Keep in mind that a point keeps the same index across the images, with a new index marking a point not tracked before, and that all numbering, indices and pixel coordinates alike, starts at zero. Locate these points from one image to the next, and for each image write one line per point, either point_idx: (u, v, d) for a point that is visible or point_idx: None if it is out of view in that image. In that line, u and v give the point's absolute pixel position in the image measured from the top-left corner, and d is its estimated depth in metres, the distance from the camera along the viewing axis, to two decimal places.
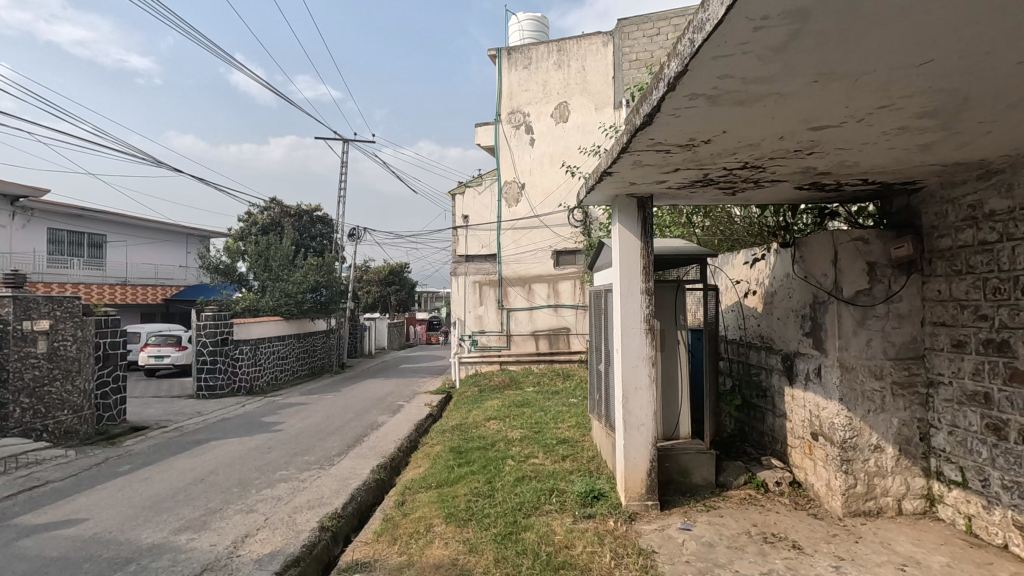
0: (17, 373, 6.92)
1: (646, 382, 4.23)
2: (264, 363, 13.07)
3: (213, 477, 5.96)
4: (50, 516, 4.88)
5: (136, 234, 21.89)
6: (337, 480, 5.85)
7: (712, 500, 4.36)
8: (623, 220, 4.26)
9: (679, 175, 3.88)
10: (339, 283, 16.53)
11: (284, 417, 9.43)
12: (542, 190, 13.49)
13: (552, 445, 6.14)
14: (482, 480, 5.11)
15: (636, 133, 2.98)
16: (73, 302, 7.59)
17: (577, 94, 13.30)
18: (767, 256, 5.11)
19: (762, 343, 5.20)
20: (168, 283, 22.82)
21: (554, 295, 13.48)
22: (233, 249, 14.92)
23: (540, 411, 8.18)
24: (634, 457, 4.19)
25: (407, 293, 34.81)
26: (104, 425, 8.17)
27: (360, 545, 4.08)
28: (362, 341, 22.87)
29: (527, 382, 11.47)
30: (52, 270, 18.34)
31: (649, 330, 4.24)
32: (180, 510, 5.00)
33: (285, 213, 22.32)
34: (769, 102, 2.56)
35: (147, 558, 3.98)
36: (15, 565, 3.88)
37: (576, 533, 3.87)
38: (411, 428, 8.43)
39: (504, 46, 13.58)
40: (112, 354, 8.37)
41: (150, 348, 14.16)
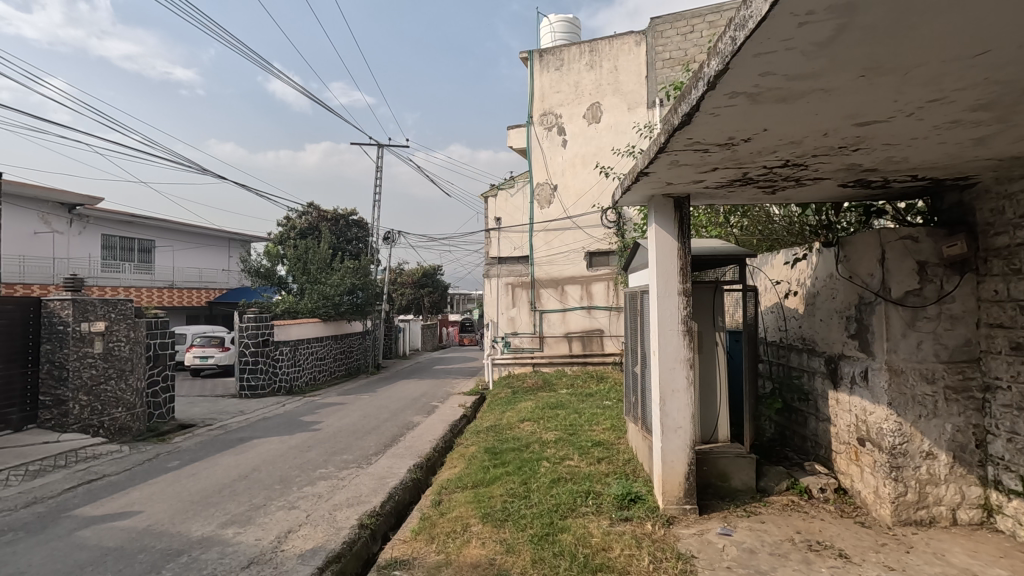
0: (76, 371, 7.32)
1: (683, 385, 4.17)
2: (303, 364, 13.46)
3: (256, 474, 6.16)
4: (106, 508, 5.12)
5: (181, 239, 22.76)
6: (375, 480, 5.95)
7: (753, 506, 4.27)
8: (659, 221, 4.22)
9: (717, 175, 3.82)
10: (374, 285, 16.84)
11: (322, 416, 9.63)
12: (574, 191, 13.46)
13: (587, 448, 6.12)
14: (518, 481, 5.13)
15: (674, 133, 2.96)
16: (126, 305, 7.96)
17: (609, 94, 13.21)
18: (808, 256, 4.98)
19: (803, 345, 5.06)
20: (211, 286, 23.72)
21: (587, 296, 13.41)
22: (273, 252, 15.33)
23: (574, 413, 8.17)
24: (672, 459, 4.14)
25: (439, 296, 35.19)
26: (154, 422, 8.54)
27: (397, 544, 4.14)
28: (396, 343, 23.28)
29: (560, 384, 11.44)
30: (105, 274, 19.28)
31: (686, 332, 4.17)
32: (226, 505, 5.18)
33: (321, 218, 22.91)
34: (812, 99, 2.51)
35: (197, 550, 4.15)
36: (77, 553, 4.10)
37: (613, 535, 3.85)
38: (446, 429, 8.53)
39: (535, 48, 13.59)
40: (161, 355, 8.75)
41: (196, 348, 14.73)
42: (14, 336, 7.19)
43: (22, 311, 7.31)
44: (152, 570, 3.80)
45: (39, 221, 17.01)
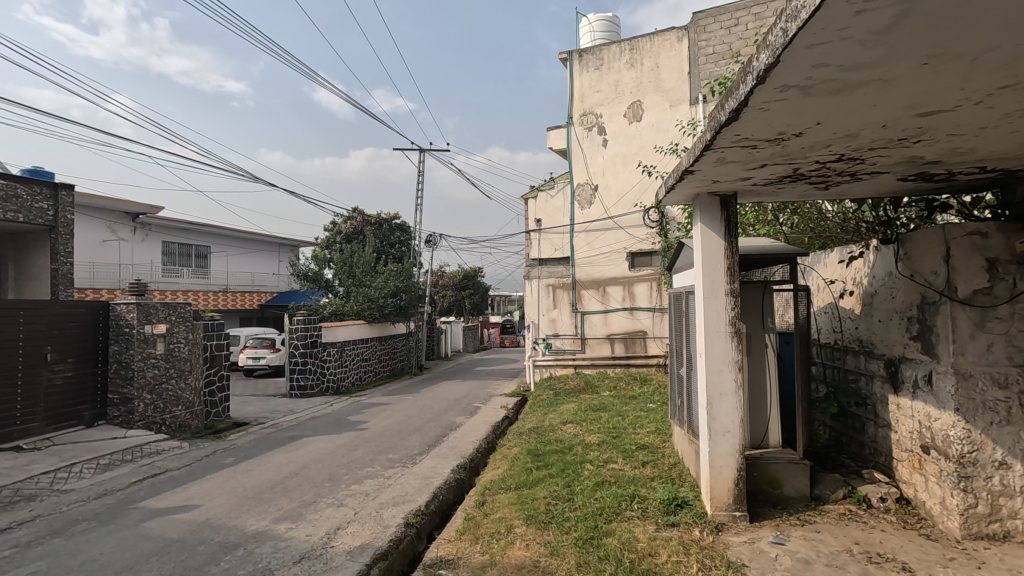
0: (141, 371, 7.72)
1: (731, 388, 4.05)
2: (349, 364, 13.82)
3: (306, 471, 6.36)
4: (169, 501, 5.40)
5: (235, 245, 23.76)
6: (420, 479, 6.06)
7: (808, 514, 4.11)
8: (705, 220, 4.12)
9: (766, 171, 3.70)
10: (416, 287, 17.12)
11: (368, 416, 9.85)
12: (615, 191, 13.31)
13: (632, 451, 6.03)
14: (561, 483, 5.11)
15: (721, 129, 2.88)
16: (184, 308, 8.37)
17: (650, 92, 13.02)
18: (864, 254, 4.76)
19: (860, 347, 4.84)
20: (262, 290, 24.66)
21: (629, 297, 13.23)
22: (320, 256, 15.79)
23: (617, 416, 8.07)
24: (720, 464, 4.03)
25: (480, 298, 35.44)
26: (211, 420, 8.93)
27: (442, 543, 4.19)
28: (439, 344, 23.60)
29: (603, 386, 11.32)
30: (166, 279, 20.32)
31: (734, 334, 4.06)
32: (279, 501, 5.37)
33: (366, 222, 23.49)
34: (869, 90, 2.40)
35: (253, 544, 4.32)
36: (143, 544, 4.34)
37: (660, 541, 3.77)
38: (488, 430, 8.59)
39: (574, 48, 13.53)
40: (217, 355, 9.14)
41: (249, 350, 15.34)
42: (85, 338, 7.64)
43: (92, 314, 7.77)
44: (212, 562, 3.99)
45: (106, 229, 18.12)
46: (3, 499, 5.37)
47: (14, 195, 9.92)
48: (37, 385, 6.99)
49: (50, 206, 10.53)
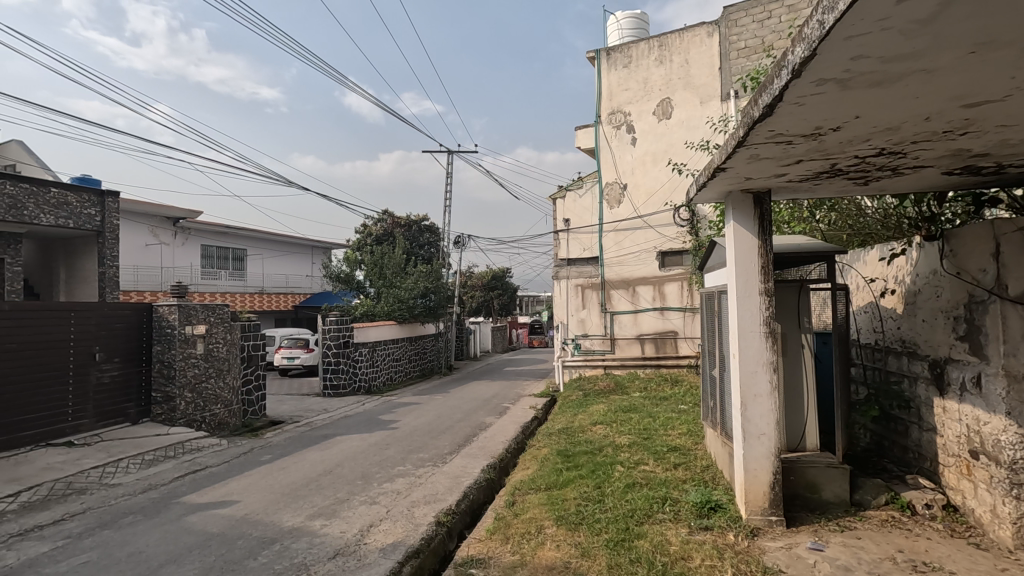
0: (182, 370, 8.01)
1: (766, 390, 3.96)
2: (380, 364, 14.05)
3: (339, 469, 6.49)
4: (209, 497, 5.58)
5: (270, 248, 24.40)
6: (450, 478, 6.12)
7: (848, 520, 3.98)
8: (738, 219, 4.04)
9: (802, 167, 3.61)
10: (445, 288, 17.27)
11: (399, 416, 9.98)
12: (644, 190, 13.16)
13: (663, 452, 5.96)
14: (592, 484, 5.08)
15: (754, 125, 2.82)
16: (222, 309, 8.64)
17: (680, 89, 12.83)
18: (907, 251, 4.59)
19: (903, 348, 4.67)
20: (296, 291, 25.26)
21: (660, 297, 13.06)
22: (352, 258, 16.08)
23: (648, 417, 7.97)
24: (755, 467, 3.94)
25: (508, 298, 35.52)
26: (249, 418, 9.18)
27: (473, 542, 4.22)
28: (468, 344, 23.75)
29: (633, 387, 11.20)
30: (205, 281, 20.99)
31: (769, 334, 3.96)
32: (314, 498, 5.49)
33: (396, 224, 23.83)
34: (912, 81, 2.31)
35: (289, 539, 4.42)
36: (185, 537, 4.49)
37: (693, 544, 3.71)
38: (518, 431, 8.61)
39: (602, 47, 13.44)
40: (254, 355, 9.40)
41: (283, 350, 15.73)
42: (130, 339, 7.96)
43: (137, 315, 8.08)
44: (250, 556, 4.11)
45: (149, 234, 18.86)
46: (56, 492, 5.63)
47: (65, 203, 10.36)
48: (86, 383, 7.31)
49: (98, 212, 10.97)
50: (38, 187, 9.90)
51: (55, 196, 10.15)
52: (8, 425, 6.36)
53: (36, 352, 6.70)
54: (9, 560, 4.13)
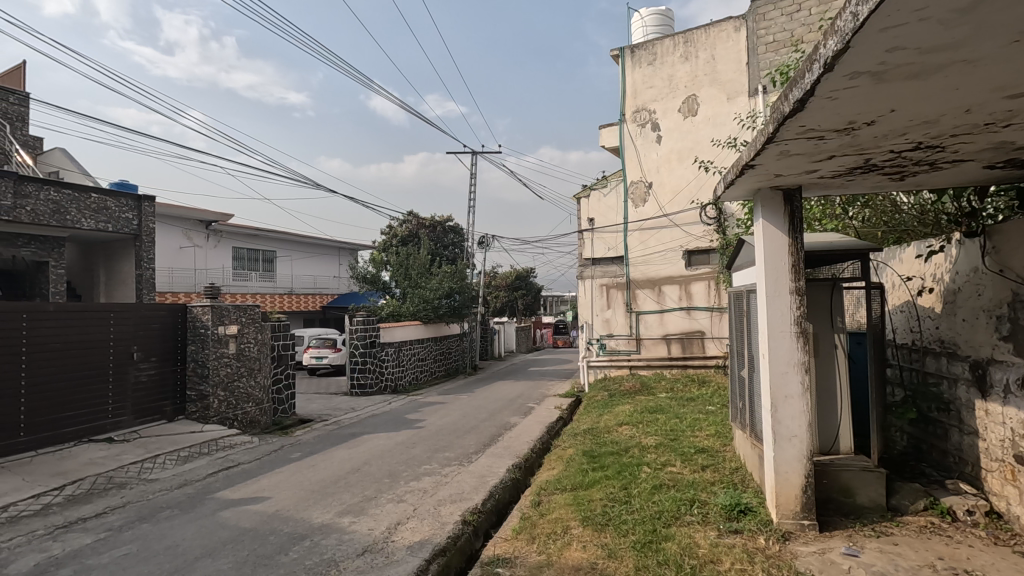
0: (215, 369, 8.25)
1: (798, 391, 3.87)
2: (406, 364, 14.21)
3: (367, 468, 6.58)
4: (242, 493, 5.72)
5: (299, 249, 24.89)
6: (477, 477, 6.16)
7: (884, 525, 3.87)
8: (767, 217, 3.96)
9: (834, 163, 3.52)
10: (470, 289, 17.36)
11: (425, 415, 10.07)
12: (670, 188, 13.00)
13: (690, 454, 5.89)
14: (618, 485, 5.04)
15: (785, 121, 2.76)
16: (253, 310, 8.81)
17: (706, 85, 12.63)
18: (945, 248, 4.45)
19: (942, 348, 4.52)
20: (324, 292, 25.72)
21: (686, 297, 12.88)
22: (378, 259, 16.30)
23: (675, 418, 7.88)
24: (786, 470, 3.86)
25: (532, 298, 35.48)
26: (279, 417, 9.38)
27: (499, 541, 4.24)
28: (493, 344, 23.83)
29: (660, 387, 11.08)
30: (237, 282, 21.52)
31: (800, 334, 3.88)
32: (342, 495, 5.58)
33: (421, 225, 24.05)
34: (951, 72, 2.24)
35: (318, 536, 4.50)
36: (219, 532, 4.61)
37: (722, 548, 3.66)
38: (543, 431, 8.60)
39: (627, 44, 13.33)
40: (284, 355, 9.59)
41: (312, 349, 16.03)
42: (165, 338, 8.20)
43: (172, 316, 8.32)
44: (281, 551, 4.20)
45: (183, 237, 19.43)
46: (98, 486, 5.84)
47: (104, 207, 10.73)
48: (125, 381, 7.56)
49: (134, 216, 11.34)
50: (79, 192, 10.27)
51: (94, 201, 10.52)
52: (53, 422, 6.62)
53: (77, 351, 6.96)
54: (55, 551, 4.31)
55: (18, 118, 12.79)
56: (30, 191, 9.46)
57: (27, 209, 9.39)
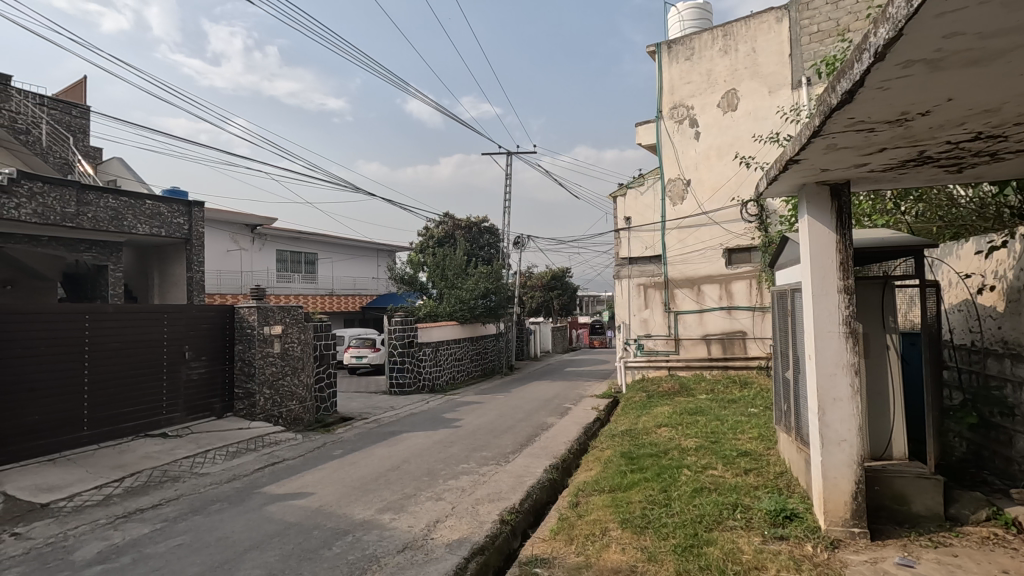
0: (262, 368, 8.55)
1: (847, 393, 3.72)
2: (443, 364, 14.37)
3: (406, 465, 6.69)
4: (287, 488, 5.90)
5: (339, 251, 25.49)
6: (514, 477, 6.18)
7: (941, 535, 3.69)
8: (813, 213, 3.82)
9: (885, 156, 3.38)
10: (506, 289, 17.40)
11: (462, 414, 10.16)
12: (709, 185, 12.71)
13: (732, 457, 5.74)
14: (657, 488, 4.96)
15: (832, 114, 2.66)
16: (297, 310, 9.07)
17: (747, 79, 12.30)
18: (1008, 243, 4.22)
19: (1005, 349, 4.29)
20: (363, 293, 26.27)
21: (726, 296, 12.57)
22: (415, 260, 16.52)
23: (716, 420, 7.70)
24: (835, 476, 3.72)
25: (568, 298, 35.26)
26: (322, 414, 9.64)
27: (537, 541, 4.24)
28: (528, 345, 23.83)
29: (699, 389, 10.85)
30: (280, 284, 22.20)
31: (849, 334, 3.73)
32: (383, 492, 5.69)
33: (456, 226, 24.28)
34: (1014, 57, 2.13)
35: (360, 532, 4.60)
36: (267, 525, 4.77)
37: (767, 554, 3.55)
38: (580, 432, 8.54)
39: (663, 40, 13.12)
40: (326, 354, 9.85)
41: (352, 349, 16.39)
42: (215, 338, 8.53)
43: (220, 316, 8.66)
44: (325, 545, 4.31)
45: (230, 240, 20.17)
46: (154, 478, 6.13)
47: (158, 213, 11.25)
48: (178, 379, 7.90)
49: (185, 221, 11.85)
50: (135, 200, 10.80)
51: (149, 208, 11.04)
52: (113, 417, 6.97)
53: (135, 350, 7.32)
54: (116, 539, 4.55)
55: (79, 129, 13.54)
56: (92, 199, 10.00)
57: (89, 216, 9.93)
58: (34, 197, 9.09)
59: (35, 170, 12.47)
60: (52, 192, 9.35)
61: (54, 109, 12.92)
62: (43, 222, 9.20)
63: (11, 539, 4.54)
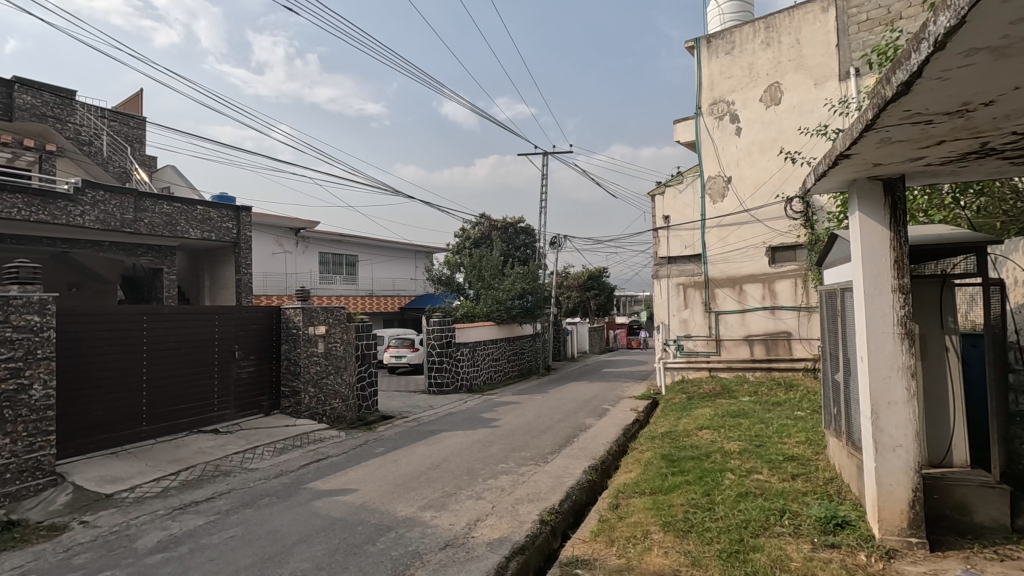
0: (306, 367, 8.82)
1: (903, 397, 3.57)
2: (480, 364, 14.49)
3: (446, 464, 6.78)
4: (331, 484, 6.05)
5: (378, 253, 26.01)
6: (553, 477, 6.18)
7: (1007, 548, 3.49)
8: (865, 210, 3.68)
9: (945, 149, 3.23)
10: (542, 289, 17.39)
11: (500, 414, 10.23)
12: (752, 182, 12.39)
13: (779, 461, 5.58)
14: (700, 491, 4.88)
15: (887, 106, 2.56)
16: (339, 311, 9.32)
17: (791, 71, 11.94)
18: None
19: None
20: (402, 294, 26.74)
21: (770, 296, 12.21)
22: (452, 261, 16.69)
23: (760, 423, 7.51)
24: (890, 483, 3.56)
25: (605, 298, 34.84)
26: (364, 412, 9.86)
27: (578, 542, 4.22)
28: (565, 345, 23.76)
29: (742, 391, 10.60)
30: (323, 285, 22.82)
31: (905, 335, 3.57)
32: (424, 490, 5.79)
33: (493, 227, 24.45)
34: None
35: (403, 528, 4.69)
36: (313, 520, 4.92)
37: (817, 562, 3.45)
38: (619, 432, 8.47)
39: (702, 35, 12.87)
40: (367, 354, 10.09)
41: (392, 349, 16.70)
42: (264, 338, 8.86)
43: (268, 316, 8.97)
44: (369, 541, 4.41)
45: (275, 243, 20.86)
46: (207, 473, 6.41)
47: (209, 218, 11.73)
48: (228, 377, 8.23)
49: (234, 225, 12.29)
50: (187, 206, 11.29)
51: (201, 213, 11.52)
52: (169, 413, 7.31)
53: (189, 350, 7.67)
54: (174, 530, 4.78)
55: (136, 139, 14.27)
56: (148, 206, 10.53)
57: (145, 222, 10.44)
58: (96, 205, 9.65)
59: (97, 179, 13.20)
60: (112, 200, 9.90)
61: (113, 121, 13.63)
62: (104, 229, 9.75)
63: (79, 527, 4.83)
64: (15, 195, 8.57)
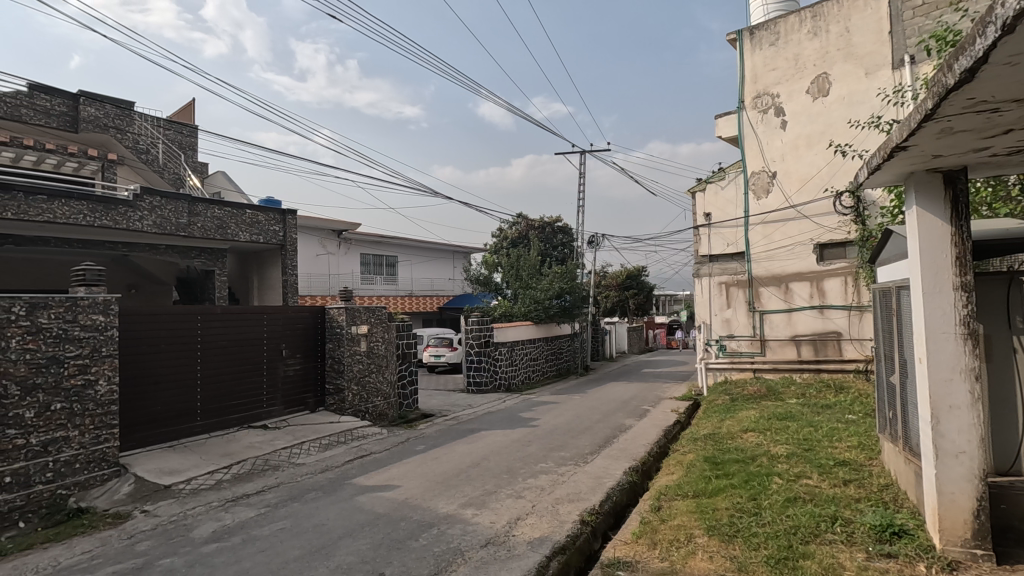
0: (350, 366, 9.05)
1: (966, 400, 3.38)
2: (518, 363, 14.52)
3: (486, 463, 6.82)
4: (374, 480, 6.19)
5: (418, 254, 26.39)
6: (593, 478, 6.14)
7: None
8: (924, 204, 3.51)
9: (1011, 138, 3.05)
10: (580, 288, 17.26)
11: (539, 414, 10.23)
12: (798, 177, 11.99)
13: (829, 466, 5.38)
14: (746, 495, 4.75)
15: (948, 95, 2.43)
16: (380, 310, 9.52)
17: (840, 61, 11.49)
18: None
19: None
20: (440, 294, 27.04)
21: (818, 295, 11.78)
22: (490, 261, 16.76)
23: (808, 427, 7.25)
24: (952, 491, 3.39)
25: (644, 298, 34.29)
26: (404, 410, 10.04)
27: (619, 544, 4.19)
28: (603, 345, 23.51)
29: (788, 393, 10.26)
30: (364, 286, 23.30)
31: (967, 335, 3.39)
32: (465, 488, 5.84)
33: (530, 227, 24.45)
34: None
35: (444, 525, 4.75)
36: (357, 515, 5.04)
37: (873, 572, 3.31)
38: (660, 434, 8.33)
39: (745, 26, 12.53)
40: (407, 352, 10.26)
41: (431, 348, 16.88)
42: (309, 337, 9.13)
43: (313, 316, 9.24)
44: (412, 537, 4.49)
45: (319, 245, 21.44)
46: (257, 467, 6.65)
47: (257, 221, 12.15)
48: (276, 375, 8.52)
49: (280, 228, 12.69)
50: (237, 210, 11.74)
51: (249, 217, 11.95)
52: (221, 409, 7.62)
53: (239, 348, 7.97)
54: (227, 521, 4.98)
55: (189, 146, 14.94)
56: (200, 210, 11.00)
57: (198, 225, 10.92)
58: (153, 210, 10.16)
59: (153, 185, 13.89)
60: (168, 205, 10.40)
61: (168, 130, 14.32)
62: (160, 232, 10.26)
63: (141, 515, 5.10)
64: (81, 201, 9.12)
